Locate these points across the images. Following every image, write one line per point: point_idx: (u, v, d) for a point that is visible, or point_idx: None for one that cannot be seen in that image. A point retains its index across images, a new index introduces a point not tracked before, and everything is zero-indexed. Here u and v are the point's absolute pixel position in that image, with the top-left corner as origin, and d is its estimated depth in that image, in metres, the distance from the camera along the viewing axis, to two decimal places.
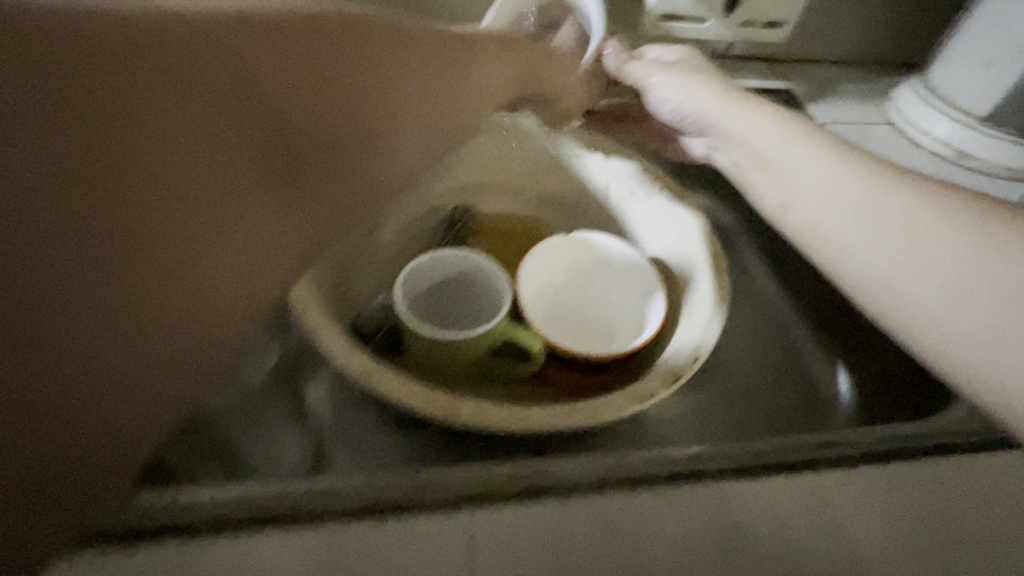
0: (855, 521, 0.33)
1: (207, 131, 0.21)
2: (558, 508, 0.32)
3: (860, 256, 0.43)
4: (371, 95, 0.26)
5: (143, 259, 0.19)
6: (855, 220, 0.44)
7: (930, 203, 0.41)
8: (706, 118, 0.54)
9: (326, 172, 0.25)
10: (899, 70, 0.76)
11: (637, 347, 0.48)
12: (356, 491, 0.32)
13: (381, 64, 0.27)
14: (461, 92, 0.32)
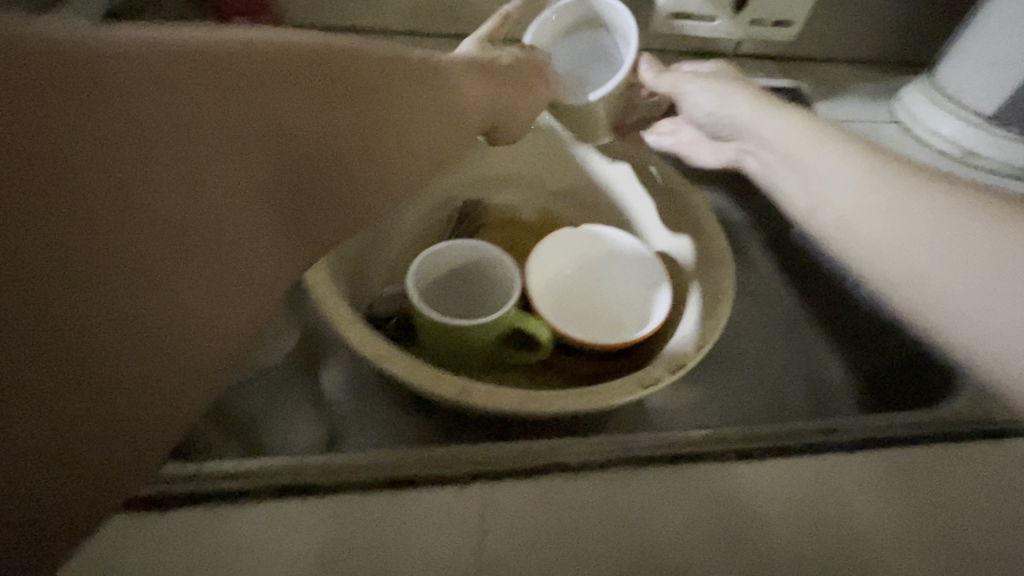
0: (854, 503, 0.35)
1: (184, 175, 0.21)
2: (565, 485, 0.33)
3: (885, 257, 0.42)
4: (352, 131, 0.26)
5: (123, 299, 0.20)
6: (887, 221, 0.42)
7: (956, 205, 0.40)
8: (739, 124, 0.53)
9: (303, 205, 0.25)
10: (908, 70, 0.77)
11: (642, 338, 0.49)
12: (371, 466, 0.33)
13: (364, 99, 0.27)
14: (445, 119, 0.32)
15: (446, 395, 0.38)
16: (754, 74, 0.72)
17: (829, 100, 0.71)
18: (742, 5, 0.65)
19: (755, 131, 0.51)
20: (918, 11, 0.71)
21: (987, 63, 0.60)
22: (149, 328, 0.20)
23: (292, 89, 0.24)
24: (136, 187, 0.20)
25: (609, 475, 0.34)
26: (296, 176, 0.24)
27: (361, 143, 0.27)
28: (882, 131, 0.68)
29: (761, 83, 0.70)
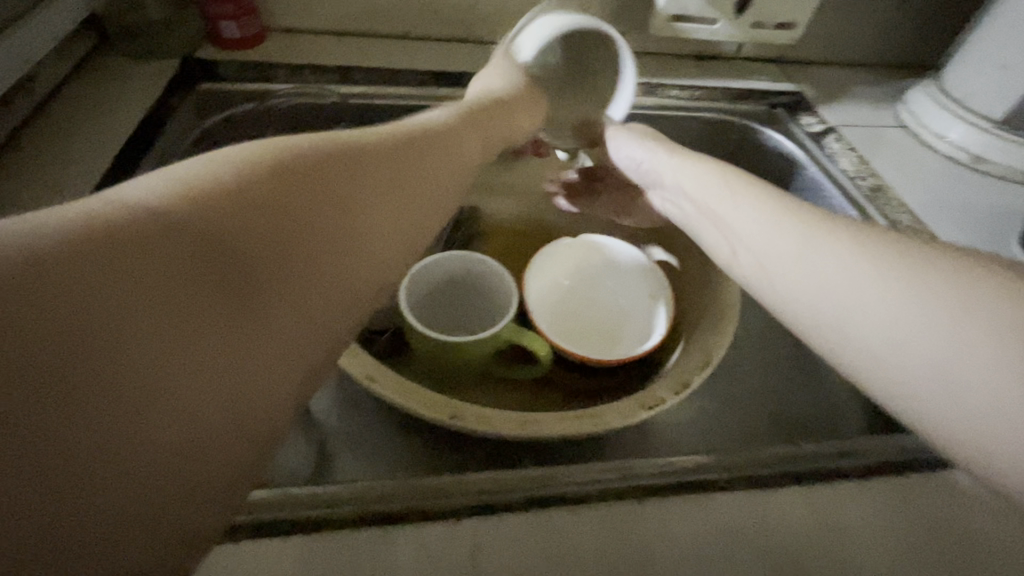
0: (863, 532, 0.33)
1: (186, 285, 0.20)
2: (564, 517, 0.31)
3: (862, 331, 0.28)
4: (341, 206, 0.26)
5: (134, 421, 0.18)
6: (817, 279, 0.30)
7: (911, 266, 0.27)
8: (663, 173, 0.46)
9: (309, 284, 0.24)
10: (913, 72, 0.75)
11: (644, 352, 0.47)
12: (357, 499, 0.31)
13: (348, 177, 0.27)
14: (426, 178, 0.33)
15: (438, 419, 0.36)
16: (755, 78, 0.70)
17: (832, 104, 0.70)
18: (744, 7, 0.63)
19: (673, 180, 0.44)
20: (923, 12, 0.69)
21: (996, 65, 0.59)
22: (194, 438, 0.19)
23: (278, 180, 0.24)
24: (162, 309, 0.19)
25: (609, 506, 0.32)
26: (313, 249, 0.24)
27: (365, 209, 0.27)
28: (887, 135, 0.67)
29: (763, 88, 0.69)
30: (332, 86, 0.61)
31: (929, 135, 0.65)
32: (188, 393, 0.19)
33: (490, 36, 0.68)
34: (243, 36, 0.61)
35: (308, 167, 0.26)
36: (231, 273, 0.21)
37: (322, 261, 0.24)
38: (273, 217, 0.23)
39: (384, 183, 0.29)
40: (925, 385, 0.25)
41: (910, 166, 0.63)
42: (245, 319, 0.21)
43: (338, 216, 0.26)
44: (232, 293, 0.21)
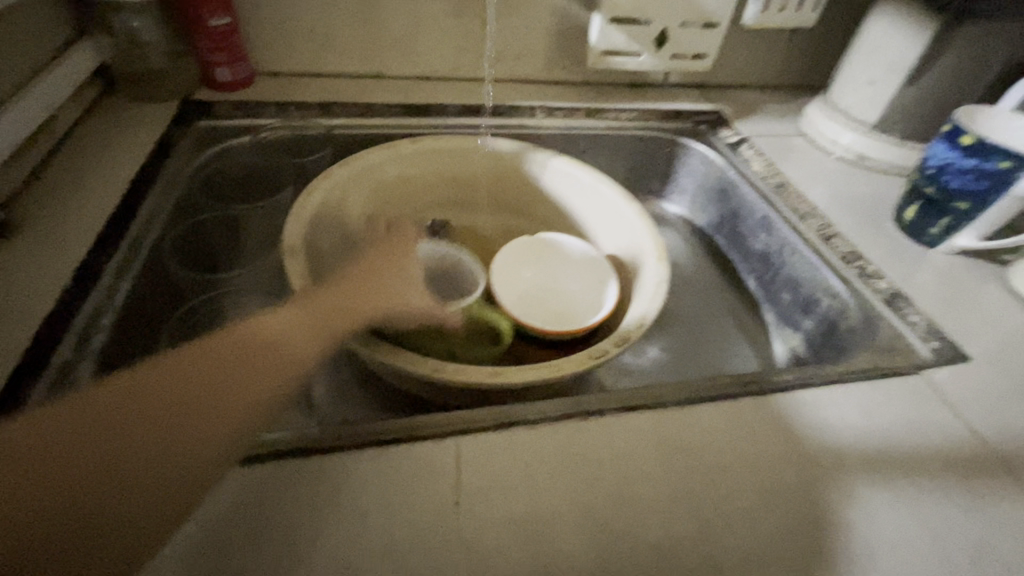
0: (768, 430, 0.41)
1: (170, 393, 0.35)
2: (528, 433, 0.39)
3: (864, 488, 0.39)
4: (286, 344, 0.41)
5: (118, 460, 0.31)
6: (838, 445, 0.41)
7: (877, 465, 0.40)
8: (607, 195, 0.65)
9: (252, 386, 0.37)
10: (813, 92, 0.89)
11: (595, 324, 0.56)
12: (362, 430, 0.38)
13: (313, 316, 0.42)
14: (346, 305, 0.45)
15: (423, 372, 0.44)
16: (680, 101, 0.83)
17: (745, 119, 0.82)
18: (662, 42, 0.76)
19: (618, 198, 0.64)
20: (813, 43, 0.83)
21: (866, 81, 0.72)
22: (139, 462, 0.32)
23: (246, 332, 0.40)
24: (123, 414, 0.33)
25: (564, 426, 0.40)
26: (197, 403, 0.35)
27: (297, 340, 0.42)
28: (792, 142, 0.80)
29: (685, 108, 0.81)
30: (316, 119, 0.70)
31: (824, 140, 0.78)
32: (135, 447, 0.32)
33: (453, 74, 0.79)
34: (236, 80, 0.70)
35: (275, 324, 0.41)
36: (149, 413, 0.34)
37: (203, 410, 0.35)
38: (186, 373, 0.36)
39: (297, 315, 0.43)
40: (911, 557, 0.36)
41: (809, 166, 0.75)
42: (136, 449, 0.32)
43: (286, 351, 0.40)
44: (162, 406, 0.34)
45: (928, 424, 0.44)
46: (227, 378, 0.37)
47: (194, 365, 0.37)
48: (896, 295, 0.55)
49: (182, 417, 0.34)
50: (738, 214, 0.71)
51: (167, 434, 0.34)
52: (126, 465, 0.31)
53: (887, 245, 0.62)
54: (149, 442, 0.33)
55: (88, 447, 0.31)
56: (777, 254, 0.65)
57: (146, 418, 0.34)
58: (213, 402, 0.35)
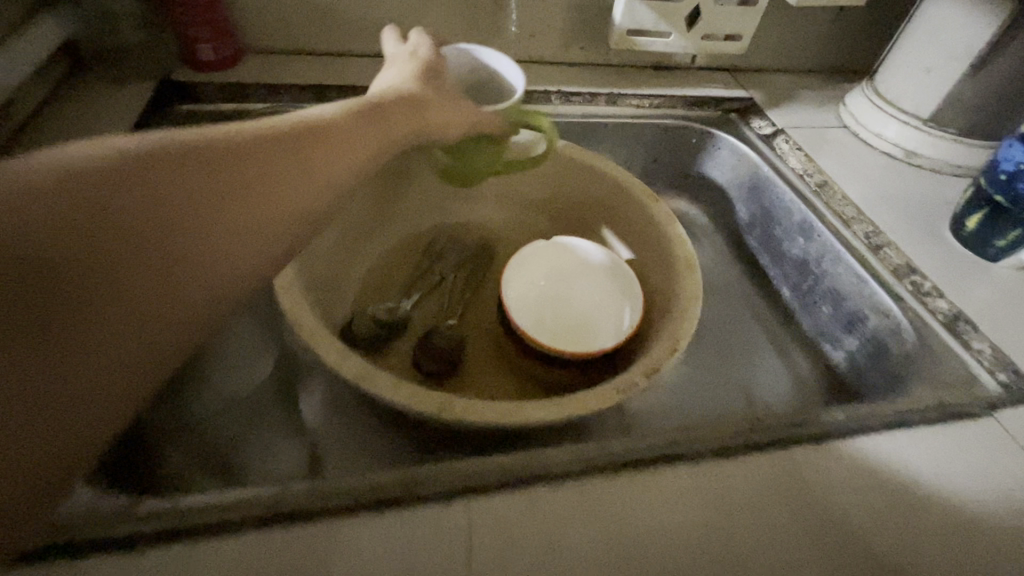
0: (823, 484, 0.36)
1: (133, 208, 0.24)
2: (550, 492, 0.34)
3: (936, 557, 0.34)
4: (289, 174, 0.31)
5: (129, 270, 0.24)
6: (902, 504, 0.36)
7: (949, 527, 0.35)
8: None
9: (225, 208, 0.27)
10: (854, 77, 0.82)
11: (619, 343, 0.50)
12: (357, 487, 0.32)
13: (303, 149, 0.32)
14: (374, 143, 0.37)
15: (428, 410, 0.38)
16: (709, 86, 0.75)
17: (780, 108, 0.75)
18: (694, 21, 0.68)
19: None
20: (858, 23, 0.75)
21: (920, 67, 0.65)
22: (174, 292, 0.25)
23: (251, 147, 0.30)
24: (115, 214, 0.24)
25: (590, 481, 0.34)
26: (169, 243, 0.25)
27: (299, 174, 0.31)
28: (831, 134, 0.72)
29: (716, 94, 0.73)
30: (309, 103, 0.63)
31: (868, 133, 0.71)
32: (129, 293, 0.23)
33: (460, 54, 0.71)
34: (220, 58, 0.63)
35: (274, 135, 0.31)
36: (147, 222, 0.24)
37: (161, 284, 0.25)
38: (215, 170, 0.28)
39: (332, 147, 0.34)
40: None
41: (852, 161, 0.69)
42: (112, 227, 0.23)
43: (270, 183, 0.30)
44: (144, 219, 0.24)
45: (1002, 476, 0.39)
46: (281, 200, 0.30)
47: (230, 166, 0.28)
48: (957, 317, 0.49)
49: (204, 215, 0.26)
50: (771, 215, 0.64)
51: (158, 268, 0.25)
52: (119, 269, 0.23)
53: (943, 257, 0.55)
54: (109, 309, 0.23)
55: (125, 242, 0.23)
56: (816, 262, 0.59)
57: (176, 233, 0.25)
58: (244, 221, 0.28)
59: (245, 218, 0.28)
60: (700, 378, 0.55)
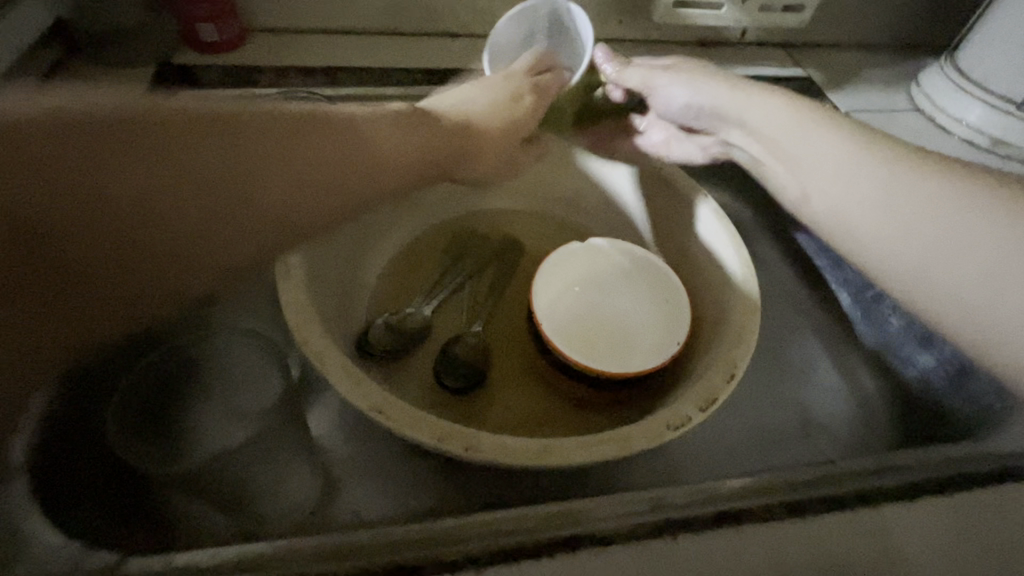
0: (912, 550, 0.31)
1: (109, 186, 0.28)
2: (595, 557, 0.29)
3: None
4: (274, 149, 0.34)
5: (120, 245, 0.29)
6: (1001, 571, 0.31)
7: None
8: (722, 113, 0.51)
9: (209, 191, 0.31)
10: (925, 53, 0.73)
11: (665, 363, 0.45)
12: (372, 546, 0.28)
13: (296, 136, 0.35)
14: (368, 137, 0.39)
15: (453, 449, 0.34)
16: (762, 63, 0.67)
17: (843, 88, 0.67)
18: None
19: (734, 115, 0.50)
20: None
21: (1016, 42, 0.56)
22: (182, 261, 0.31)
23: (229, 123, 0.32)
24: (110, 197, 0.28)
25: (643, 543, 0.29)
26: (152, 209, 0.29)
27: (286, 159, 0.34)
28: (902, 119, 0.64)
29: (769, 73, 0.66)
30: (319, 88, 0.57)
31: (946, 118, 0.63)
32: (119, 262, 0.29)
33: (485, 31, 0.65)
34: (223, 39, 0.57)
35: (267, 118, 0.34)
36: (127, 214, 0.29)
37: (124, 239, 0.29)
38: (184, 143, 0.31)
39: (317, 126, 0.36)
40: None
41: (927, 150, 0.61)
42: (117, 185, 0.29)
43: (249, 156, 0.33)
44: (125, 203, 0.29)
45: None
46: (272, 178, 0.33)
47: (205, 141, 0.32)
48: None
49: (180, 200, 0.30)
50: None
51: (135, 236, 0.29)
52: (90, 216, 0.28)
53: None
54: (141, 273, 0.30)
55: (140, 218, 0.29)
56: None
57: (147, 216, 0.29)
58: (230, 199, 0.32)
59: (236, 189, 0.32)
60: (770, 398, 0.47)
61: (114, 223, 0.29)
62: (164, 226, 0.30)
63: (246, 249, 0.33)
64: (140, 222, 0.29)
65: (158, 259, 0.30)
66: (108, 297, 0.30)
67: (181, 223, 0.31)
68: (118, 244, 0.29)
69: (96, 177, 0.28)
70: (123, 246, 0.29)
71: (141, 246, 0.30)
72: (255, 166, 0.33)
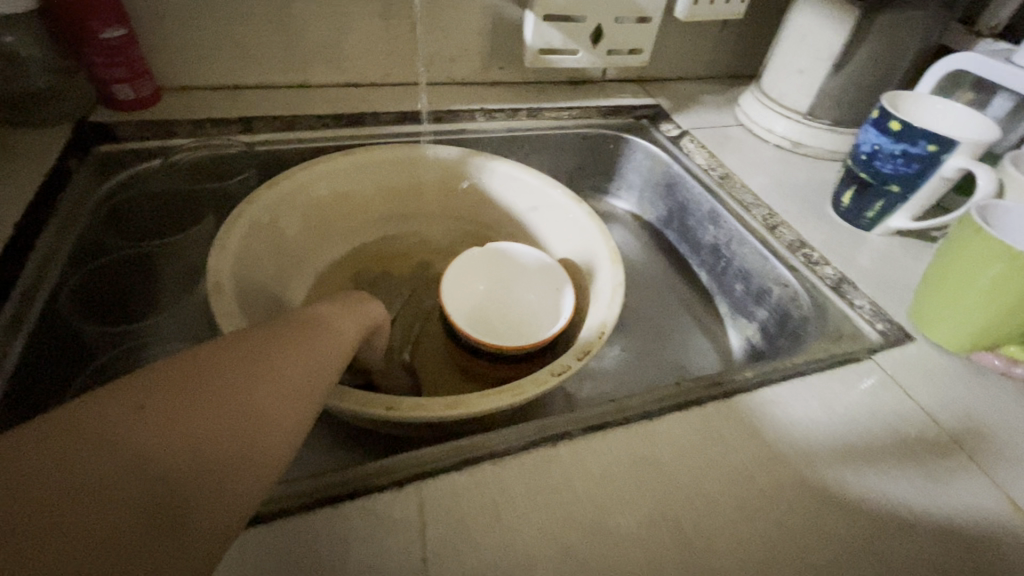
0: (739, 433, 0.41)
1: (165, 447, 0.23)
2: (495, 467, 0.36)
3: (829, 471, 0.40)
4: (255, 368, 0.29)
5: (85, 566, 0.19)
6: (804, 434, 0.42)
7: (846, 448, 0.41)
8: None
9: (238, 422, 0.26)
10: (744, 81, 0.91)
11: (555, 335, 0.54)
12: (307, 486, 0.34)
13: (287, 356, 0.31)
14: (318, 347, 0.34)
15: (377, 412, 0.40)
16: (619, 95, 0.81)
17: (685, 112, 0.82)
18: (598, 38, 0.73)
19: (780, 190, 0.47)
20: (742, 33, 0.85)
21: (796, 69, 0.73)
22: None
23: (262, 345, 0.31)
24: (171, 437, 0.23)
25: (535, 452, 0.38)
26: (214, 379, 0.26)
27: (290, 366, 0.31)
28: (731, 133, 0.80)
29: (624, 102, 0.80)
30: (238, 135, 0.62)
31: (762, 130, 0.79)
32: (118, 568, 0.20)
33: (383, 79, 0.72)
34: (141, 97, 0.61)
35: (269, 337, 0.32)
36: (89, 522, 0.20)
37: (263, 368, 0.29)
38: (225, 367, 0.27)
39: (298, 359, 0.31)
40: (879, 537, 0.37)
41: (750, 153, 0.76)
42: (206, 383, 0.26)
43: (263, 379, 0.28)
44: (103, 440, 0.22)
45: (884, 408, 0.45)
46: (268, 394, 0.28)
47: (229, 366, 0.28)
48: (842, 280, 0.56)
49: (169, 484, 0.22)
50: (686, 207, 0.70)
51: (153, 438, 0.23)
52: (116, 465, 0.21)
53: (828, 229, 0.63)
54: None
55: (106, 489, 0.21)
56: (725, 247, 0.65)
57: (100, 502, 0.20)
58: (257, 443, 0.26)
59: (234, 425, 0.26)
60: None
61: (186, 411, 0.24)
62: (248, 433, 0.26)
63: (277, 443, 0.27)
64: (127, 435, 0.22)
65: (204, 482, 0.23)
66: (118, 512, 0.21)
67: (208, 436, 0.24)
68: (154, 508, 0.22)
69: (125, 433, 0.22)
70: (180, 463, 0.23)
71: (246, 435, 0.26)
72: (286, 371, 0.30)
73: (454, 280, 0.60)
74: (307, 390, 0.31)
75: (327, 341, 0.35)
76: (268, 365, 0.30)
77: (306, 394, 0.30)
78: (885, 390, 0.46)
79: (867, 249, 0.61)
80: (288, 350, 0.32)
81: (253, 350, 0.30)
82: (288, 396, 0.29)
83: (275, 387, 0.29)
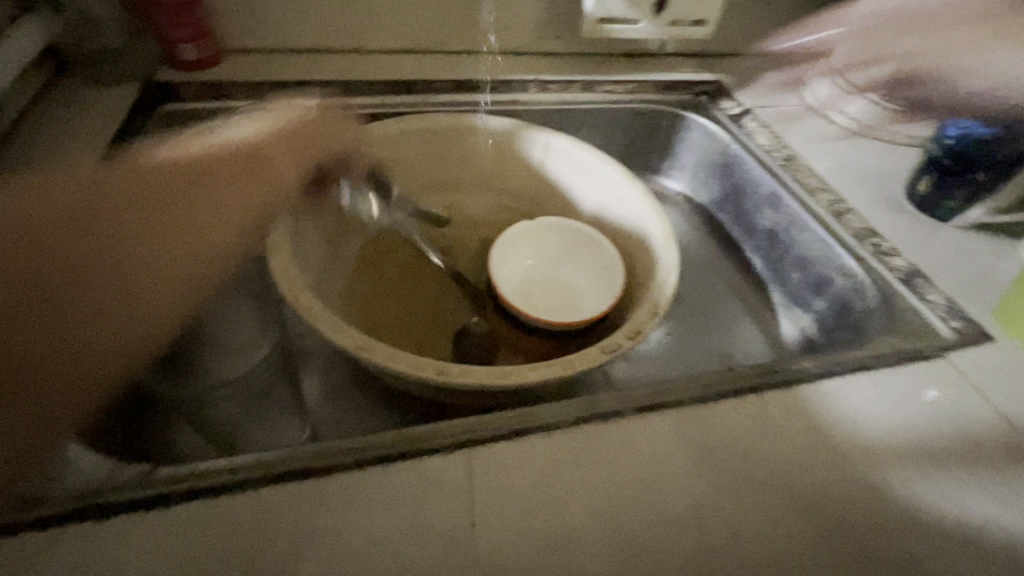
0: (796, 424, 0.39)
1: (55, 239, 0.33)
2: (545, 440, 0.36)
3: (891, 470, 0.38)
4: (176, 211, 0.39)
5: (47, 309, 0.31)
6: (867, 430, 0.40)
7: (910, 447, 0.39)
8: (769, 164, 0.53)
9: (135, 233, 0.36)
10: (813, 58, 0.86)
11: (604, 314, 0.53)
12: (361, 445, 0.34)
13: (174, 195, 0.40)
14: (240, 194, 0.43)
15: (426, 376, 0.40)
16: (678, 69, 0.78)
17: (747, 88, 0.78)
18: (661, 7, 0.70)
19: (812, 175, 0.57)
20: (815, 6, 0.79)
21: None
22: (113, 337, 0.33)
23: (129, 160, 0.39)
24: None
25: (586, 427, 0.37)
26: (107, 208, 0.36)
27: (198, 199, 0.41)
28: (797, 112, 0.75)
29: (683, 76, 0.76)
30: (295, 99, 0.62)
31: (831, 110, 0.74)
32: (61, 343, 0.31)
33: (437, 46, 0.71)
34: (202, 60, 0.61)
35: (175, 168, 0.41)
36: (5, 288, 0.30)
37: (109, 197, 0.37)
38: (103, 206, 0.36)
39: (207, 193, 0.42)
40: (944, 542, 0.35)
41: (818, 135, 0.72)
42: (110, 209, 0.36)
43: (176, 223, 0.39)
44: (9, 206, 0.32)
45: (954, 408, 0.42)
46: (191, 223, 0.40)
47: (115, 196, 0.37)
48: (914, 273, 0.52)
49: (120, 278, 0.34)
50: (743, 189, 0.67)
51: None
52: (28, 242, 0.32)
53: (900, 218, 0.59)
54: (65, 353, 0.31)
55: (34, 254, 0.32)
56: (785, 232, 0.62)
57: (50, 268, 0.32)
58: (197, 247, 0.39)
59: (182, 231, 0.39)
60: None
61: (82, 224, 0.34)
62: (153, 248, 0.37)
63: (185, 266, 0.38)
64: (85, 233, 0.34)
65: (77, 302, 0.32)
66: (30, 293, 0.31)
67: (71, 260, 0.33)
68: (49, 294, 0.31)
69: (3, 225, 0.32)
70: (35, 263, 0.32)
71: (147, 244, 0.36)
72: (172, 207, 0.39)
73: (503, 254, 0.60)
74: (181, 228, 0.39)
75: (255, 182, 0.45)
76: (176, 202, 0.40)
77: (216, 224, 0.41)
78: (956, 392, 0.43)
79: (944, 240, 0.57)
80: (234, 190, 0.43)
81: (143, 187, 0.39)
82: (212, 232, 0.40)
83: (180, 224, 0.39)
